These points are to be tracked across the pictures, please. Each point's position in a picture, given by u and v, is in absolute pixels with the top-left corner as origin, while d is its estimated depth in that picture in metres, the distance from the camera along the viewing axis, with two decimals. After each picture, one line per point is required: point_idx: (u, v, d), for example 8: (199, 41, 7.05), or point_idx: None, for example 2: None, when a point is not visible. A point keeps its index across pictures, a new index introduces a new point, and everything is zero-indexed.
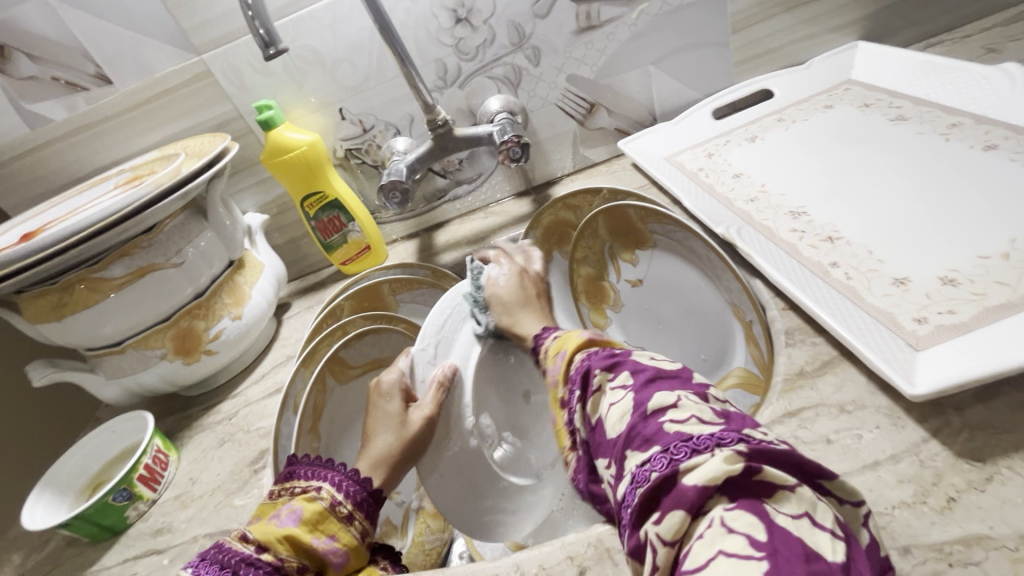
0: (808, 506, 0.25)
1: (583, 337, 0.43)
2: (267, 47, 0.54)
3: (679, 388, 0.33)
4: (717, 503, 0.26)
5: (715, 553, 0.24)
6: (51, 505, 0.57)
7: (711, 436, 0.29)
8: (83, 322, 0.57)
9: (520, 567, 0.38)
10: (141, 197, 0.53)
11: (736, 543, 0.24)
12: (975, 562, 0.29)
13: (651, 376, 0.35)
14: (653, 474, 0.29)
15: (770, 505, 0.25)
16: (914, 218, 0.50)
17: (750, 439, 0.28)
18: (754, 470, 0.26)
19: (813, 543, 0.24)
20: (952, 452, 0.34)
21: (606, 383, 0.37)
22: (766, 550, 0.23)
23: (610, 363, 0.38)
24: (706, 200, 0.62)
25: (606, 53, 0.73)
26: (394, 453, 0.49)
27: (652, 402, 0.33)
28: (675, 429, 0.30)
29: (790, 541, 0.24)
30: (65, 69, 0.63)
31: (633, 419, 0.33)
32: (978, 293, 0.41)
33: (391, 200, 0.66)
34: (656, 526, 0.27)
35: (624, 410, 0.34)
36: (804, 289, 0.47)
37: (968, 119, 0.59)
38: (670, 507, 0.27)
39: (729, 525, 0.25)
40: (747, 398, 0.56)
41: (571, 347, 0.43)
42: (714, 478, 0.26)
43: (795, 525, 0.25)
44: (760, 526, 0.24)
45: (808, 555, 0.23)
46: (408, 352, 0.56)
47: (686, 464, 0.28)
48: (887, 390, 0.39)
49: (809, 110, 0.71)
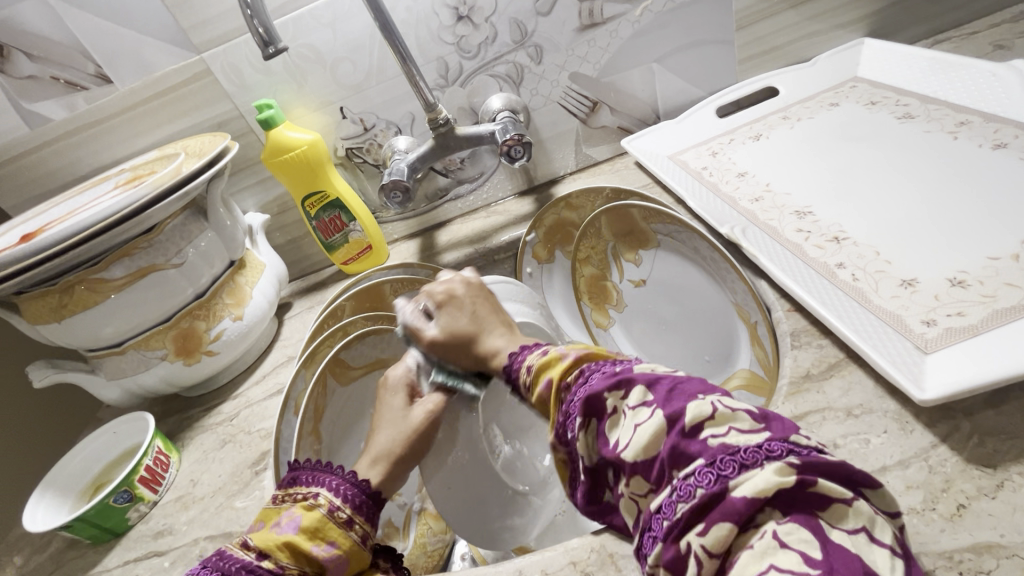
0: (865, 521, 0.26)
1: (569, 358, 0.39)
2: (267, 46, 0.53)
3: (710, 393, 0.32)
4: (770, 517, 0.27)
5: (767, 568, 0.25)
6: (52, 506, 0.57)
7: (760, 448, 0.28)
8: (83, 323, 0.57)
9: (523, 572, 0.37)
10: (141, 197, 0.53)
11: (790, 559, 0.25)
12: (986, 571, 0.28)
13: (674, 389, 0.33)
14: (699, 490, 0.28)
15: (824, 520, 0.26)
16: (922, 219, 0.49)
17: (799, 449, 0.28)
18: (808, 483, 0.27)
19: (870, 560, 0.25)
20: (962, 458, 0.33)
21: (621, 404, 0.34)
22: (822, 567, 0.24)
23: (617, 381, 0.35)
24: (710, 200, 0.61)
25: (608, 50, 0.72)
26: (396, 449, 0.47)
27: (688, 416, 0.31)
28: (718, 441, 0.29)
29: (847, 558, 0.25)
30: (64, 68, 0.63)
31: (671, 436, 0.31)
32: (988, 295, 0.40)
33: (392, 200, 0.65)
34: (701, 539, 0.27)
35: (654, 431, 0.32)
36: (810, 290, 0.46)
37: (977, 117, 0.58)
38: (717, 520, 0.27)
39: (784, 540, 0.26)
40: (752, 400, 0.55)
41: (558, 372, 0.39)
42: (766, 492, 0.26)
43: (851, 541, 0.26)
44: (815, 543, 0.25)
45: (866, 571, 0.24)
46: (414, 348, 0.54)
47: (736, 480, 0.28)
48: (895, 393, 0.38)
49: (814, 108, 0.70)
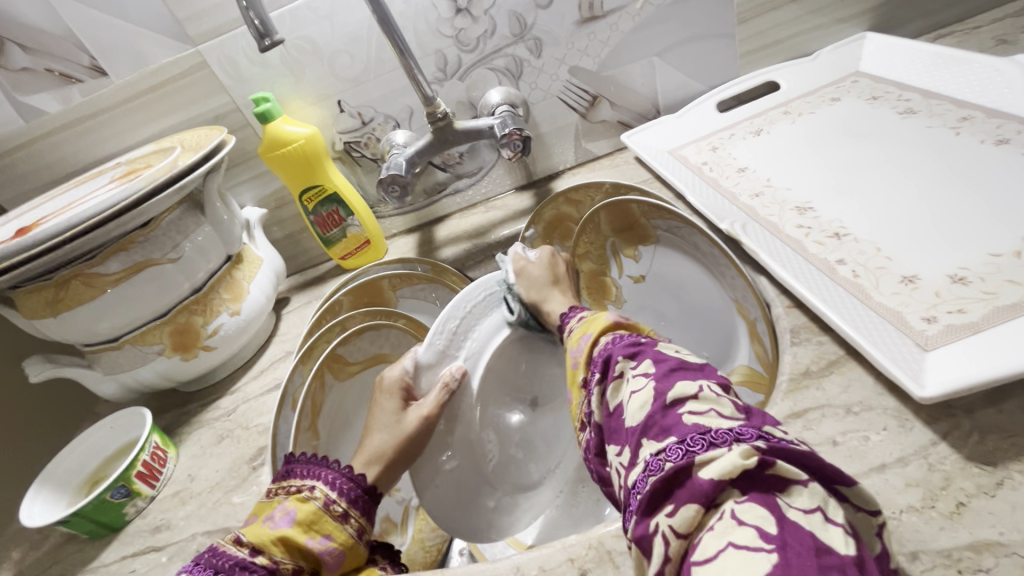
0: (820, 501, 0.26)
1: (610, 319, 0.42)
2: (263, 38, 0.53)
3: (700, 377, 0.33)
4: (730, 496, 0.26)
5: (724, 545, 0.25)
6: (49, 501, 0.56)
7: (730, 430, 0.29)
8: (79, 318, 0.56)
9: (520, 568, 0.37)
10: (137, 190, 0.52)
11: (745, 535, 0.24)
12: (984, 569, 0.28)
13: (674, 366, 0.33)
14: (667, 464, 0.29)
15: (782, 499, 0.26)
16: (923, 215, 0.49)
17: (770, 437, 0.28)
18: (768, 464, 0.26)
19: (825, 538, 0.24)
20: (961, 456, 0.33)
21: (628, 370, 0.35)
22: (776, 543, 0.24)
23: (634, 350, 0.36)
24: (710, 195, 0.61)
25: (609, 44, 0.71)
26: (390, 452, 0.48)
27: (672, 392, 0.32)
28: (693, 420, 0.30)
29: (801, 534, 0.24)
30: (58, 60, 0.62)
31: (653, 409, 0.32)
32: (989, 292, 0.40)
33: (390, 194, 0.65)
34: (670, 518, 0.27)
35: (645, 399, 0.32)
36: (811, 287, 0.46)
37: (979, 112, 0.58)
38: (684, 499, 0.27)
39: (741, 517, 0.25)
40: (751, 397, 0.55)
41: (597, 329, 0.41)
42: (730, 472, 0.26)
43: (807, 519, 0.25)
44: (771, 520, 0.25)
45: (818, 548, 0.23)
46: (413, 349, 0.53)
47: (702, 456, 0.28)
48: (895, 391, 0.38)
49: (815, 103, 0.70)
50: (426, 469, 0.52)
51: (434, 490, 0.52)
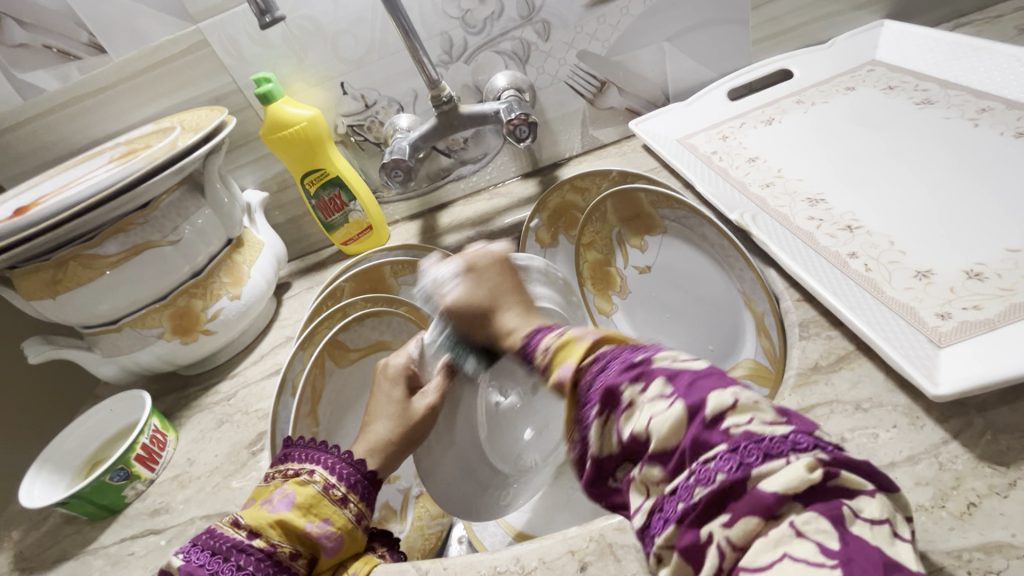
0: (888, 514, 0.26)
1: (587, 341, 0.36)
2: (264, 15, 0.51)
3: (731, 384, 0.29)
4: (792, 509, 0.26)
5: (781, 556, 0.24)
6: (49, 483, 0.56)
7: (785, 438, 0.27)
8: (77, 299, 0.56)
9: (520, 560, 0.37)
10: (136, 170, 0.51)
11: (806, 548, 0.24)
12: (996, 571, 0.28)
13: (692, 381, 0.30)
14: (719, 475, 0.27)
15: (848, 507, 0.25)
16: (939, 210, 0.47)
17: (826, 444, 0.27)
18: (832, 476, 0.26)
19: (892, 553, 0.24)
20: (973, 455, 0.32)
21: (638, 397, 0.32)
22: (840, 558, 0.23)
23: (635, 374, 0.32)
24: (719, 185, 0.59)
25: (618, 28, 0.69)
26: (394, 442, 0.47)
27: (710, 407, 0.29)
28: (741, 430, 0.28)
29: (870, 551, 0.24)
30: (57, 37, 0.61)
31: (693, 428, 0.29)
32: (1006, 288, 0.39)
33: (393, 179, 0.64)
34: (725, 530, 0.26)
35: (677, 420, 0.29)
36: (821, 279, 0.45)
37: (999, 104, 0.56)
38: (743, 512, 0.26)
39: (802, 529, 0.25)
40: (756, 391, 0.54)
41: (576, 358, 0.36)
42: (794, 486, 0.25)
43: (871, 532, 0.25)
44: (834, 534, 0.24)
45: (888, 564, 0.24)
46: (418, 337, 0.54)
47: (761, 469, 0.26)
48: (906, 388, 0.37)
49: (829, 92, 0.68)
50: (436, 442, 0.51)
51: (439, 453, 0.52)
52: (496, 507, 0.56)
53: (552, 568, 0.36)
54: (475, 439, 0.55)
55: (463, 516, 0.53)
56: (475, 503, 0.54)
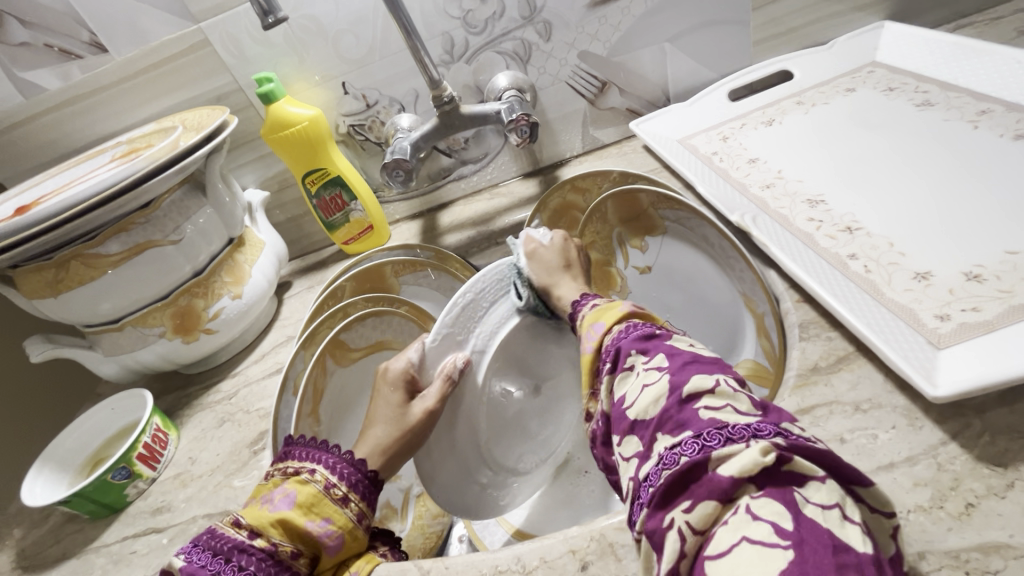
0: (838, 499, 0.25)
1: (625, 309, 0.40)
2: (266, 16, 0.51)
3: (717, 371, 0.32)
4: (746, 492, 0.26)
5: (739, 539, 0.25)
6: (51, 481, 0.57)
7: (748, 426, 0.28)
8: (79, 298, 0.56)
9: (522, 559, 0.37)
10: (137, 170, 0.51)
11: (760, 530, 0.24)
12: (993, 571, 0.28)
13: (687, 360, 0.33)
14: (683, 458, 0.28)
15: (799, 493, 0.25)
16: (938, 211, 0.48)
17: (789, 434, 0.28)
18: (786, 460, 0.26)
19: (843, 535, 0.24)
20: (971, 456, 0.33)
21: (638, 364, 0.35)
22: (792, 539, 0.23)
23: (646, 345, 0.35)
24: (720, 185, 0.59)
25: (619, 28, 0.70)
26: (393, 444, 0.47)
27: (689, 386, 0.31)
28: (710, 415, 0.29)
29: (819, 532, 0.24)
30: (58, 36, 0.61)
31: (669, 402, 0.31)
32: (1004, 291, 0.39)
33: (394, 179, 0.64)
34: (686, 514, 0.27)
35: (659, 392, 0.32)
36: (821, 280, 0.45)
37: (999, 106, 0.56)
38: (703, 496, 0.27)
39: (756, 512, 0.25)
40: (756, 391, 0.54)
41: (609, 320, 0.40)
42: (747, 469, 0.26)
43: (824, 516, 0.25)
44: (787, 516, 0.24)
45: (836, 545, 0.23)
46: (420, 341, 0.52)
47: (719, 452, 0.27)
48: (905, 389, 0.37)
49: (829, 94, 0.68)
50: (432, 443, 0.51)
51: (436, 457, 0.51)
52: (495, 505, 0.57)
53: (553, 567, 0.36)
54: (475, 444, 0.55)
55: (463, 516, 0.54)
56: (473, 505, 0.54)
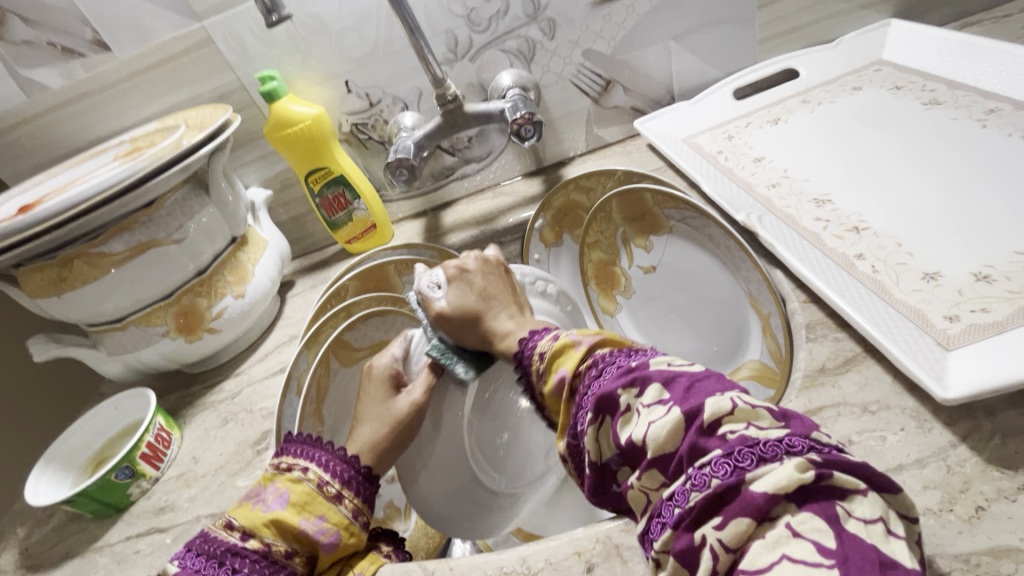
0: (881, 513, 0.26)
1: (584, 346, 0.38)
2: (270, 14, 0.51)
3: (729, 387, 0.31)
4: (785, 509, 0.26)
5: (779, 558, 0.24)
6: (54, 480, 0.57)
7: (779, 442, 0.28)
8: (82, 297, 0.56)
9: (527, 560, 0.37)
10: (140, 168, 0.51)
11: (803, 548, 0.24)
12: (1005, 575, 0.28)
13: (691, 385, 0.31)
14: (714, 481, 0.27)
15: (842, 508, 0.26)
16: (946, 211, 0.47)
17: (821, 447, 0.28)
18: (825, 477, 0.26)
19: (888, 550, 0.24)
20: (982, 458, 0.32)
21: (634, 401, 0.33)
22: (836, 557, 0.23)
23: (630, 379, 0.34)
24: (725, 185, 0.59)
25: (624, 26, 0.69)
26: (383, 438, 0.47)
27: (707, 411, 0.29)
28: (737, 434, 0.28)
29: (865, 550, 0.24)
30: (61, 34, 0.61)
31: (690, 434, 0.30)
32: (1014, 291, 0.39)
33: (397, 178, 0.64)
34: (718, 532, 0.26)
35: (672, 424, 0.30)
36: (829, 280, 0.45)
37: (1007, 104, 0.56)
38: (736, 513, 0.26)
39: (797, 530, 0.25)
40: (762, 391, 0.54)
41: (572, 363, 0.38)
42: (786, 487, 0.26)
43: (866, 531, 0.25)
44: (830, 533, 0.24)
45: (884, 562, 0.24)
46: (404, 336, 0.53)
47: (753, 472, 0.27)
48: (914, 390, 0.37)
49: (836, 92, 0.68)
50: (417, 459, 0.50)
51: (428, 482, 0.50)
52: (505, 518, 0.57)
53: (559, 569, 0.36)
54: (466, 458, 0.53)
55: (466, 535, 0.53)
56: (480, 523, 0.54)
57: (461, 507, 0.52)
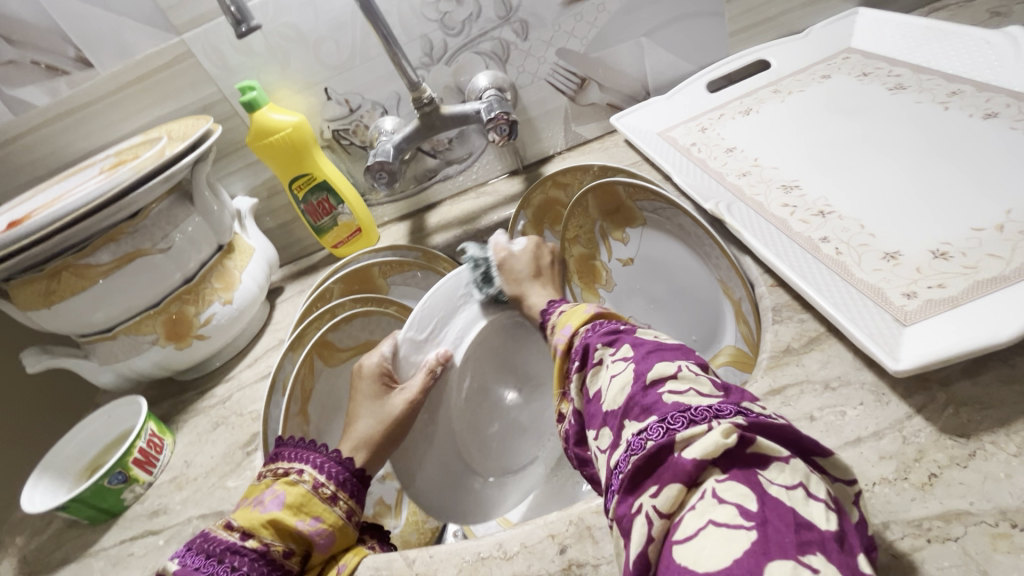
0: (802, 477, 0.26)
1: (592, 311, 0.43)
2: (239, 25, 0.52)
3: (680, 358, 0.33)
4: (711, 475, 0.27)
5: (704, 523, 0.25)
6: (50, 488, 0.58)
7: (710, 408, 0.29)
8: (71, 309, 0.57)
9: (502, 545, 0.38)
10: (123, 180, 0.52)
11: (725, 512, 0.25)
12: (954, 538, 0.29)
13: (651, 349, 0.35)
14: (649, 442, 0.29)
15: (764, 476, 0.26)
16: (904, 193, 0.48)
17: (748, 412, 0.29)
18: (748, 441, 0.26)
19: (806, 513, 0.24)
20: (935, 428, 0.33)
21: (606, 357, 0.37)
22: (756, 520, 0.24)
23: (612, 338, 0.38)
24: (697, 175, 0.60)
25: (596, 25, 0.71)
26: (375, 437, 0.48)
27: (652, 371, 0.33)
28: (673, 399, 0.30)
29: (782, 511, 0.24)
30: (44, 53, 0.62)
31: (633, 389, 0.33)
32: (969, 266, 0.40)
33: (378, 181, 0.65)
34: (654, 499, 0.27)
35: (625, 381, 0.33)
36: (793, 264, 0.46)
37: (969, 86, 0.57)
38: (668, 481, 0.27)
39: (722, 495, 0.25)
40: (737, 376, 0.56)
41: (576, 322, 0.43)
42: (713, 453, 0.26)
43: (788, 495, 0.25)
44: (751, 496, 0.25)
45: (798, 523, 0.24)
46: (393, 336, 0.52)
47: (682, 436, 0.28)
48: (872, 365, 0.38)
49: (805, 81, 0.69)
50: (410, 447, 0.52)
51: (423, 463, 0.53)
52: (493, 506, 0.59)
53: (533, 552, 0.37)
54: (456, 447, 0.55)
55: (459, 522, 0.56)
56: (471, 508, 0.56)
57: (455, 495, 0.55)
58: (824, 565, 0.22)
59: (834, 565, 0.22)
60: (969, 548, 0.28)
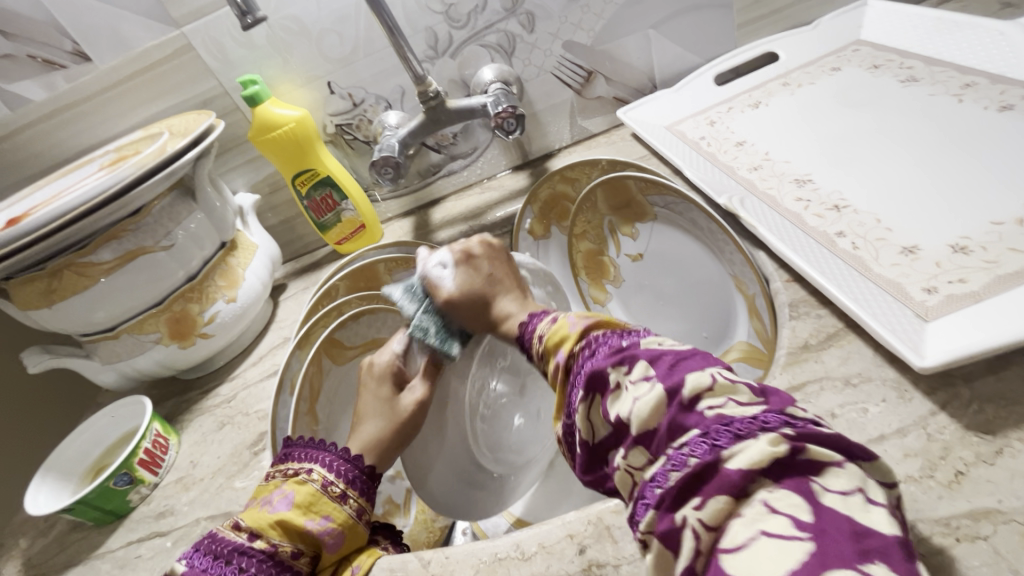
0: (858, 483, 0.25)
1: (579, 328, 0.39)
2: (245, 16, 0.51)
3: (710, 364, 0.31)
4: (762, 485, 0.26)
5: (756, 534, 0.24)
6: (54, 490, 0.57)
7: (755, 419, 0.28)
8: (73, 308, 0.56)
9: (520, 546, 0.38)
10: (124, 177, 0.51)
11: (779, 523, 0.24)
12: (983, 536, 0.28)
13: (674, 361, 0.31)
14: (692, 460, 0.28)
15: (818, 484, 0.25)
16: (920, 187, 0.48)
17: (795, 420, 0.27)
18: (800, 450, 0.26)
19: (865, 519, 0.24)
20: (960, 425, 0.33)
21: (623, 379, 0.33)
22: (812, 530, 0.23)
23: (621, 357, 0.34)
24: (707, 169, 0.60)
25: (603, 17, 0.70)
26: (383, 440, 0.46)
27: (687, 388, 0.30)
28: (714, 413, 0.28)
29: (840, 520, 0.24)
30: (40, 47, 0.61)
31: (670, 410, 0.30)
32: (990, 261, 0.40)
33: (383, 177, 0.64)
34: (699, 512, 0.26)
35: (656, 403, 0.30)
36: (810, 260, 0.45)
37: (983, 78, 0.56)
38: (713, 492, 0.26)
39: (774, 505, 0.25)
40: (749, 372, 0.55)
41: (569, 343, 0.38)
42: (759, 462, 0.26)
43: (844, 503, 0.25)
44: (806, 507, 0.24)
45: (858, 532, 0.23)
46: (400, 333, 0.52)
47: (729, 450, 0.27)
48: (894, 362, 0.38)
49: (815, 74, 0.68)
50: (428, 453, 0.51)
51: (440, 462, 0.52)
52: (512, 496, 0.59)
53: (552, 552, 0.36)
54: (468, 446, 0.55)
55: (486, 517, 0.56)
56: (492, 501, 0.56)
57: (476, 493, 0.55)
58: (888, 574, 0.22)
59: (898, 574, 0.22)
60: (1000, 547, 0.28)
